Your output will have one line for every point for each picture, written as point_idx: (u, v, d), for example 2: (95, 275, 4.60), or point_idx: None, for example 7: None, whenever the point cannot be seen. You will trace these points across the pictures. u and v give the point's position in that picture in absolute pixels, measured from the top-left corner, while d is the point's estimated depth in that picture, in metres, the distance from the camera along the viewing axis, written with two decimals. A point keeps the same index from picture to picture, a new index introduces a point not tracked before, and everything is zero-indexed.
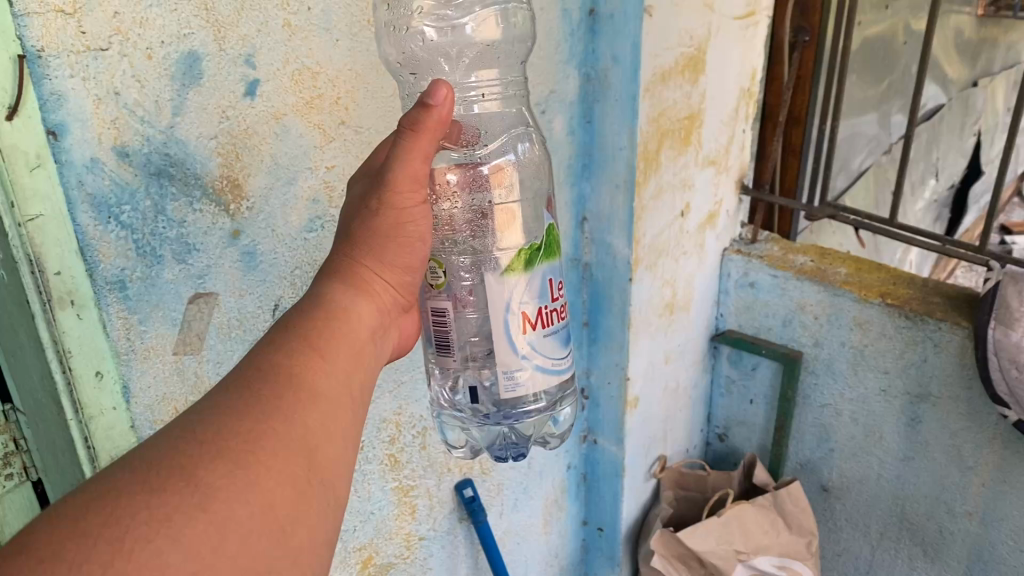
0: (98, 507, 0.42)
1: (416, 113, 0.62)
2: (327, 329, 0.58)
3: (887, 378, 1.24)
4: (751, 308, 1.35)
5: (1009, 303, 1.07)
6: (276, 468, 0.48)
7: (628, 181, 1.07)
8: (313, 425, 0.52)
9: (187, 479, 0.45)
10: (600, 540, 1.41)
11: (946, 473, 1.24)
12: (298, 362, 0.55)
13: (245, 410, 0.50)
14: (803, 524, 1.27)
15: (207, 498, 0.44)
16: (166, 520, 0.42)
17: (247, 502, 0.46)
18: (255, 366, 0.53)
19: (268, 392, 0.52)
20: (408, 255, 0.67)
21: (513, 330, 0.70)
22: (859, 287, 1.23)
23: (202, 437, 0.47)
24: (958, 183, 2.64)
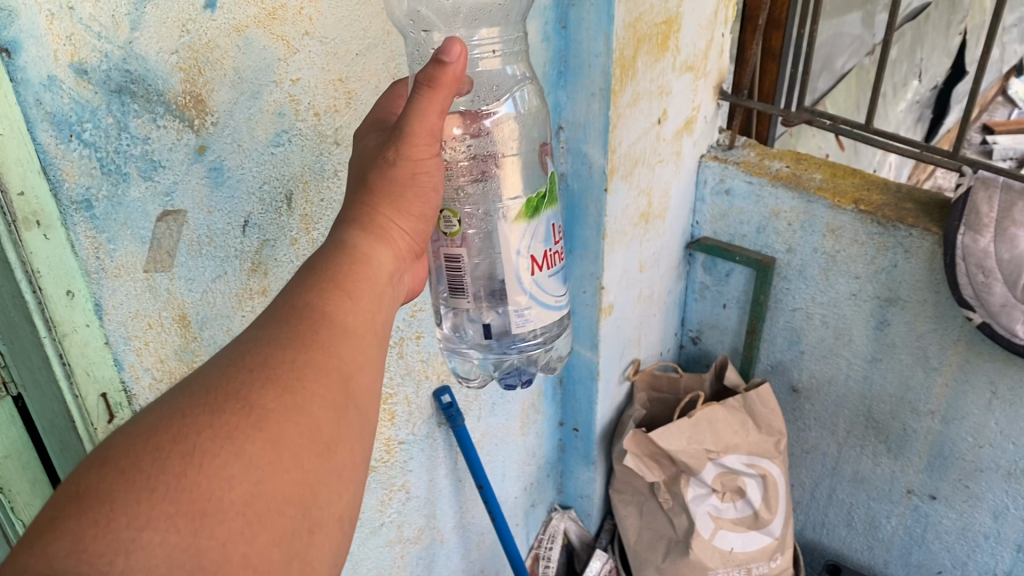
0: (167, 428, 0.47)
1: (430, 69, 0.65)
2: (352, 273, 0.63)
3: (858, 283, 1.26)
4: (726, 215, 1.36)
5: (979, 209, 1.10)
6: (318, 394, 0.53)
7: (605, 89, 1.06)
8: (347, 358, 0.57)
9: (244, 403, 0.50)
10: (576, 439, 1.45)
11: (911, 373, 1.28)
12: (326, 305, 0.59)
13: (284, 345, 0.55)
14: (773, 424, 1.32)
15: (263, 418, 0.50)
16: (230, 438, 0.48)
17: (296, 422, 0.51)
18: (289, 306, 0.58)
19: (303, 328, 0.57)
20: (422, 205, 0.71)
21: (521, 274, 0.77)
22: (833, 192, 1.24)
23: (250, 368, 0.52)
24: (941, 83, 2.62)
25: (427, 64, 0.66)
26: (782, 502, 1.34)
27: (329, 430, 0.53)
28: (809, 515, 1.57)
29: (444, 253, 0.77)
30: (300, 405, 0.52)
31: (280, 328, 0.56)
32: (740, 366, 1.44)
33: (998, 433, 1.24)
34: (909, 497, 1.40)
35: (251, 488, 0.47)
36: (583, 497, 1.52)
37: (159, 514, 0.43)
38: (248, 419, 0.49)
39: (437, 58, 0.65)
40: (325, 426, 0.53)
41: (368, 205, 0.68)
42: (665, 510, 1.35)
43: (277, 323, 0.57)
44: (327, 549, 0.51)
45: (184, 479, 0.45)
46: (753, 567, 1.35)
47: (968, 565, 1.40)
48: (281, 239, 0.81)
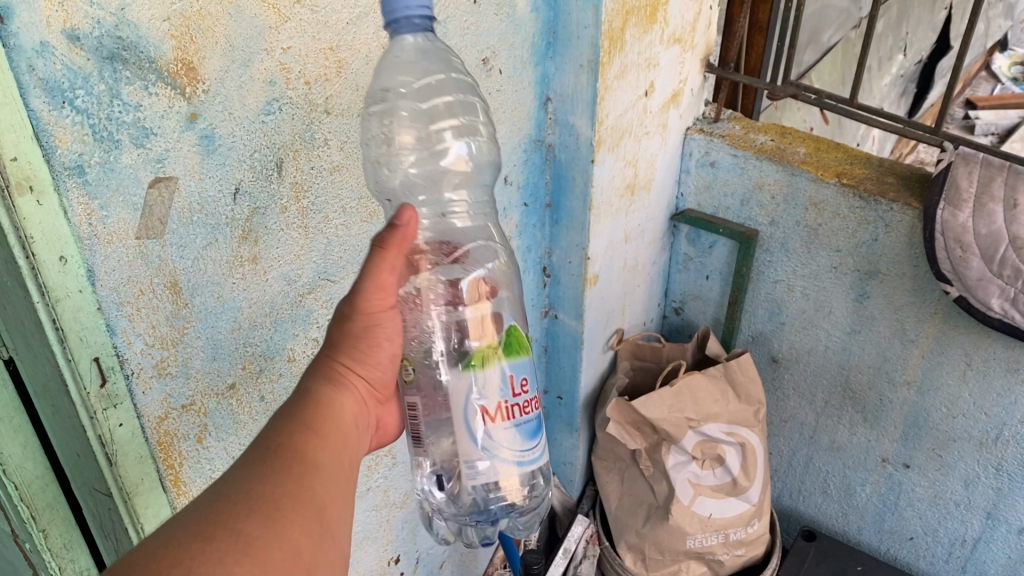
0: (163, 556, 0.52)
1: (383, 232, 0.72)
2: (321, 413, 0.68)
3: (839, 256, 1.29)
4: (711, 187, 1.37)
5: (959, 184, 1.13)
6: (298, 523, 0.58)
7: (593, 62, 1.06)
8: (324, 491, 0.62)
9: (231, 532, 0.55)
10: (560, 408, 1.47)
11: (888, 345, 1.31)
12: (303, 441, 0.64)
13: (268, 477, 0.60)
14: (751, 393, 1.35)
15: (248, 545, 0.55)
16: (216, 567, 0.52)
17: (279, 548, 0.56)
18: (269, 443, 0.63)
19: (283, 463, 0.61)
20: (376, 355, 0.75)
21: (474, 424, 0.75)
22: (816, 166, 1.25)
23: (236, 499, 0.57)
24: (926, 58, 2.64)
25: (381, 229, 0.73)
26: (759, 470, 1.37)
27: (307, 557, 0.58)
28: (786, 483, 1.60)
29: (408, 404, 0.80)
30: (284, 533, 0.57)
31: (264, 462, 0.61)
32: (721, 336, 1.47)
33: (971, 404, 1.27)
34: (884, 465, 1.43)
35: None
36: (566, 464, 1.54)
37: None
38: (235, 547, 0.54)
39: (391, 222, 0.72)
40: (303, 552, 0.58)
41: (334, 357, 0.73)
42: (645, 477, 1.38)
43: (259, 457, 0.62)
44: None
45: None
46: (730, 533, 1.38)
47: (939, 532, 1.44)
48: (271, 207, 0.81)
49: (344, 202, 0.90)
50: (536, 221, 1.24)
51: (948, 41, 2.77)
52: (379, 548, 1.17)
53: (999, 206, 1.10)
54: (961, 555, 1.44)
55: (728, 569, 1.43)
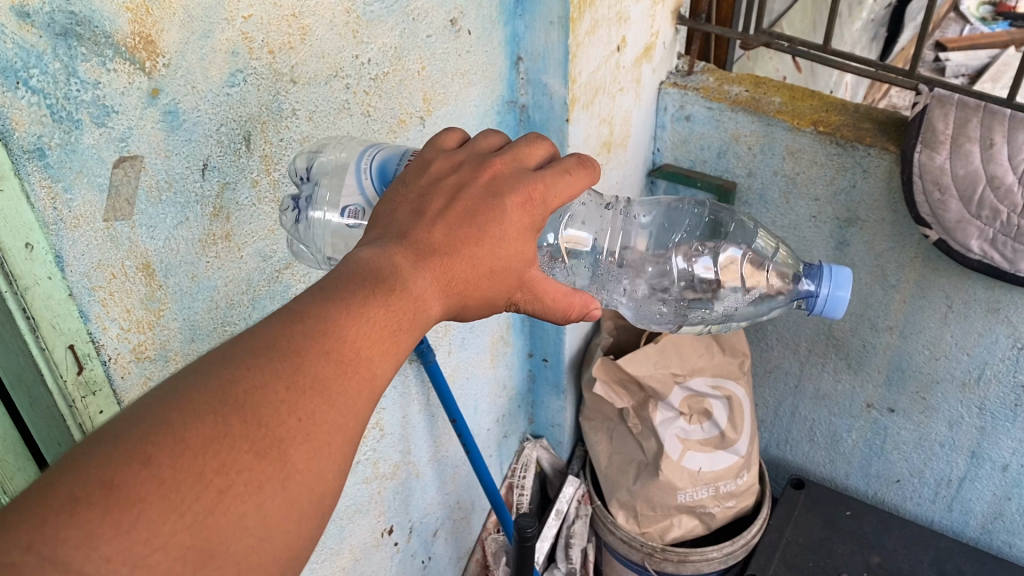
0: (211, 439, 0.42)
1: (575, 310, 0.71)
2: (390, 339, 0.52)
3: (817, 205, 1.29)
4: (687, 142, 1.37)
5: (935, 125, 1.15)
6: (346, 457, 0.48)
7: (562, 19, 1.04)
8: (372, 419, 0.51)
9: (284, 450, 0.44)
10: (545, 369, 1.44)
11: (870, 291, 1.32)
12: (378, 352, 0.51)
13: (345, 391, 0.48)
14: (736, 346, 1.37)
15: (291, 479, 0.44)
16: (246, 496, 0.43)
17: (319, 485, 0.46)
18: (358, 339, 0.50)
19: (359, 378, 0.49)
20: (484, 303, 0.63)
21: None
22: (792, 115, 1.25)
23: (308, 402, 0.46)
24: (895, 2, 2.63)
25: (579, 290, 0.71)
26: (747, 422, 1.38)
27: (335, 494, 0.48)
28: (773, 433, 1.60)
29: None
30: (330, 465, 0.47)
31: (344, 362, 0.49)
32: None
33: (952, 345, 1.28)
34: (869, 410, 1.44)
35: (251, 547, 0.43)
36: (555, 425, 1.52)
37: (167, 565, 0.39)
38: (280, 476, 0.44)
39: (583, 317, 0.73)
40: (332, 493, 0.47)
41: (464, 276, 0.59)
42: (634, 434, 1.38)
43: (349, 358, 0.49)
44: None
45: (209, 517, 0.41)
46: (721, 485, 1.38)
47: (925, 474, 1.45)
48: (241, 181, 0.79)
49: None
50: None
51: None
52: (372, 520, 1.15)
53: (976, 146, 1.13)
54: (947, 494, 1.45)
55: (719, 522, 1.43)
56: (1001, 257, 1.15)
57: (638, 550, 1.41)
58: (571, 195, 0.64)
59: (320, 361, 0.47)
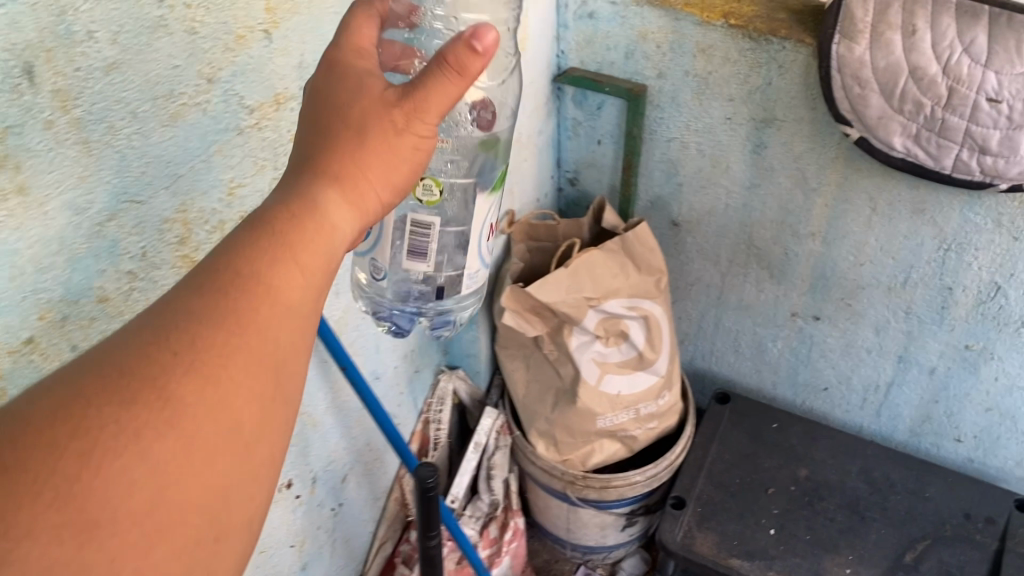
0: (65, 407, 0.35)
1: (458, 55, 0.47)
2: (284, 240, 0.44)
3: (732, 106, 1.19)
4: (592, 42, 1.25)
5: (854, 15, 1.04)
6: (251, 380, 0.40)
7: None
8: (285, 336, 0.42)
9: (160, 391, 0.37)
10: (455, 299, 1.34)
11: (790, 196, 1.23)
12: (261, 263, 0.42)
13: (225, 311, 0.40)
14: (652, 263, 1.29)
15: (180, 416, 0.37)
16: (123, 451, 0.35)
17: (219, 418, 0.38)
18: (226, 259, 0.42)
19: (242, 293, 0.41)
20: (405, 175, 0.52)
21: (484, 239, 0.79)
22: (701, 8, 1.14)
23: (172, 339, 0.38)
24: None
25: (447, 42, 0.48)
26: (665, 341, 1.32)
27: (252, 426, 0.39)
28: (698, 345, 1.54)
29: (413, 220, 0.75)
30: (225, 394, 0.39)
31: (211, 282, 0.41)
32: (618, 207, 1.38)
33: (877, 249, 1.21)
34: (794, 320, 1.38)
35: (151, 504, 0.35)
36: (470, 355, 1.44)
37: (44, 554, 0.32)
38: (160, 415, 0.36)
39: (468, 44, 0.47)
40: (247, 424, 0.39)
41: (347, 147, 0.49)
42: (550, 360, 1.30)
43: (220, 280, 0.41)
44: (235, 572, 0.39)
45: (76, 487, 0.33)
46: (641, 407, 1.32)
47: (852, 380, 1.40)
48: (29, 123, 0.65)
49: (131, 106, 0.73)
50: None
51: None
52: None
53: (898, 35, 1.03)
54: (874, 400, 1.40)
55: (642, 443, 1.37)
56: (925, 155, 1.07)
57: (559, 479, 1.35)
58: (363, 33, 0.57)
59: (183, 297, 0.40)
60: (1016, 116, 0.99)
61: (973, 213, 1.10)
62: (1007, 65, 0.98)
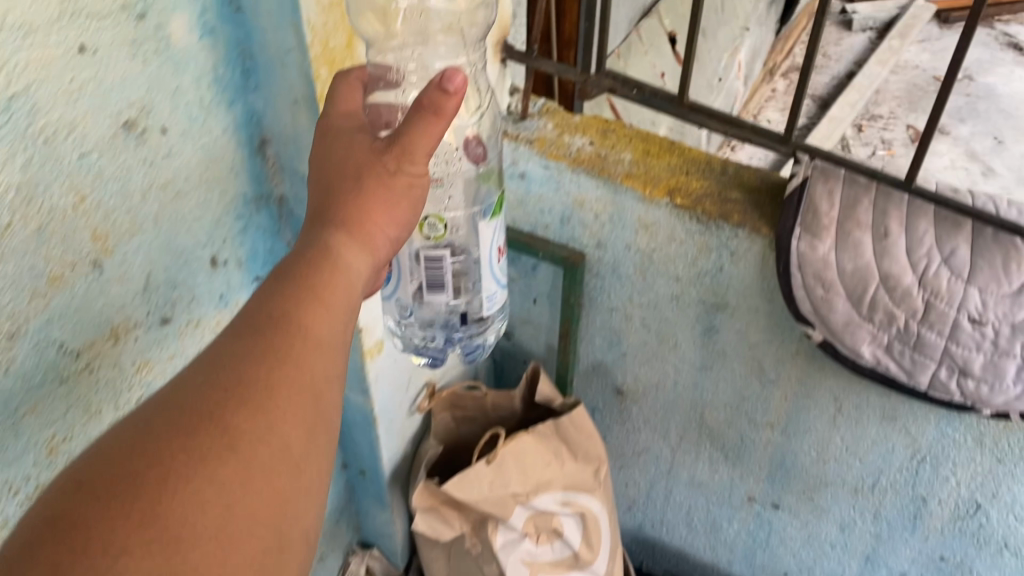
0: (156, 434, 0.49)
1: (433, 97, 0.61)
2: (312, 288, 0.60)
3: (679, 285, 1.04)
4: (524, 203, 1.09)
5: (818, 207, 0.90)
6: (292, 413, 0.53)
7: (309, 96, 0.75)
8: (317, 376, 0.56)
9: (219, 424, 0.50)
10: (365, 482, 1.18)
11: (745, 383, 1.08)
12: (299, 311, 0.58)
13: (269, 350, 0.55)
14: (590, 450, 1.12)
15: (236, 444, 0.50)
16: (208, 459, 0.48)
17: (269, 443, 0.51)
18: (269, 298, 0.59)
19: (282, 336, 0.56)
20: (410, 208, 0.68)
21: (492, 260, 0.87)
22: (643, 181, 0.99)
23: (228, 384, 0.52)
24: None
25: (426, 88, 0.62)
26: (605, 538, 1.16)
27: (299, 449, 0.52)
28: (647, 513, 1.38)
29: (426, 255, 0.85)
30: (271, 425, 0.51)
31: (260, 326, 0.57)
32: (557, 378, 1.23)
33: (842, 449, 1.06)
34: (750, 503, 1.23)
35: (222, 513, 0.47)
36: (385, 535, 1.27)
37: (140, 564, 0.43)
38: (222, 442, 0.49)
39: (440, 87, 0.61)
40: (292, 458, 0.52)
41: (354, 198, 0.65)
42: (473, 556, 1.14)
43: (267, 321, 0.57)
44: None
45: (156, 509, 0.45)
46: None
47: (815, 569, 1.25)
48: None
49: None
50: None
51: None
52: None
53: (867, 235, 0.88)
54: None
55: None
56: (897, 367, 0.92)
57: None
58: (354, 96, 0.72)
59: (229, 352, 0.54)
60: (1002, 341, 0.86)
61: (951, 428, 0.96)
62: (992, 283, 0.85)
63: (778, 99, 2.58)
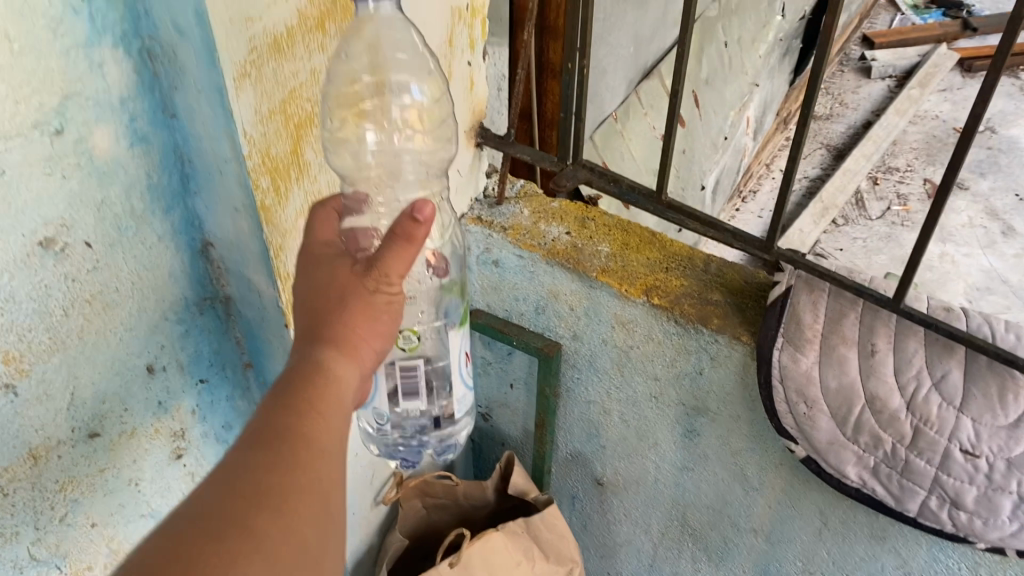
0: (176, 549, 0.45)
1: (404, 225, 0.55)
2: (321, 389, 0.55)
3: (658, 385, 0.99)
4: (499, 289, 1.05)
5: (801, 319, 0.84)
6: (310, 519, 0.49)
7: (250, 205, 0.71)
8: (332, 470, 0.52)
9: (240, 537, 0.46)
10: None
11: (727, 487, 1.02)
12: (308, 411, 0.54)
13: (283, 452, 0.51)
14: (563, 552, 1.07)
15: (259, 553, 0.46)
16: (235, 563, 0.45)
17: (290, 551, 0.47)
18: (274, 399, 0.54)
19: (295, 438, 0.52)
20: (393, 321, 0.61)
21: (463, 367, 0.81)
22: (620, 277, 0.93)
23: (247, 491, 0.48)
24: (799, 26, 2.41)
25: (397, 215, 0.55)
26: None
27: (313, 554, 0.49)
28: None
29: (399, 366, 0.75)
30: (291, 531, 0.48)
31: (271, 428, 0.52)
32: (533, 469, 1.17)
33: (830, 563, 1.00)
34: None
35: None
36: None
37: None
38: (245, 554, 0.46)
39: (411, 216, 0.54)
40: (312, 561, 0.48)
41: (345, 310, 0.59)
42: None
43: (276, 422, 0.52)
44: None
45: None
46: None
47: None
48: None
49: None
50: (214, 396, 0.86)
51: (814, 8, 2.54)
52: None
53: (853, 351, 0.83)
54: None
55: None
56: (885, 491, 0.85)
57: None
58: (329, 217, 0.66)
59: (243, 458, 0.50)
60: (997, 476, 0.78)
61: (945, 554, 0.89)
62: (986, 413, 0.78)
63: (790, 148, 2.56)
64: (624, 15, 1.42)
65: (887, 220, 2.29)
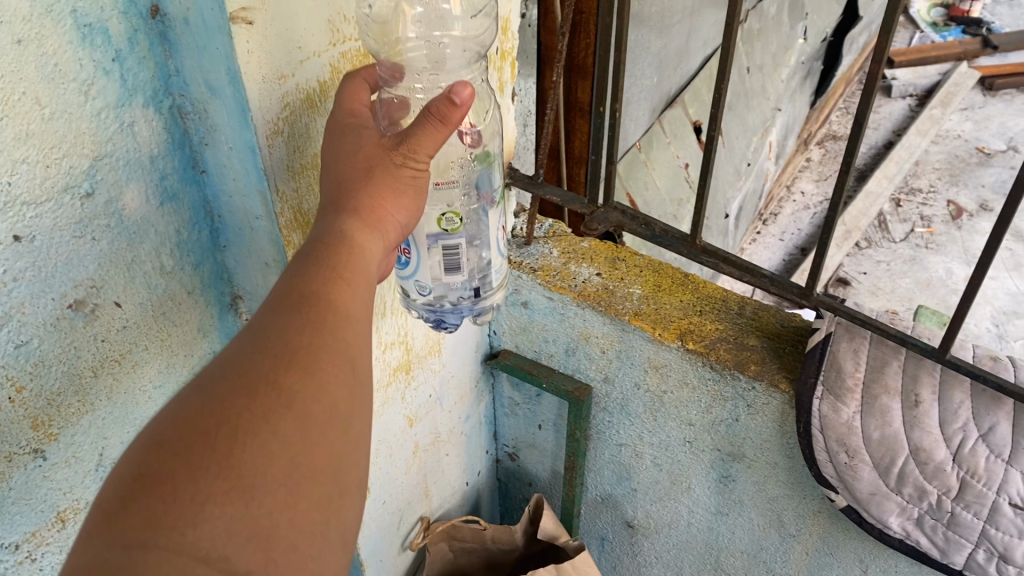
0: (207, 400, 0.44)
1: (441, 107, 0.56)
2: (343, 261, 0.55)
3: (692, 429, 0.97)
4: (528, 330, 1.03)
5: (842, 367, 0.82)
6: (337, 375, 0.48)
7: (281, 260, 0.71)
8: (357, 335, 0.52)
9: (269, 386, 0.45)
10: None
11: (763, 533, 1.00)
12: (330, 282, 0.53)
13: (307, 320, 0.50)
14: None
15: (290, 402, 0.45)
16: (267, 412, 0.44)
17: (321, 403, 0.46)
18: (298, 274, 0.53)
19: (319, 307, 0.51)
20: (416, 197, 0.61)
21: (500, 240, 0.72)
22: (654, 321, 0.92)
23: (271, 349, 0.48)
24: (819, 49, 2.41)
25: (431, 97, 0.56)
26: None
27: (343, 410, 0.48)
28: None
29: (443, 245, 0.66)
30: (322, 386, 0.47)
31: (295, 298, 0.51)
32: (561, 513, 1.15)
33: None
34: None
35: (288, 469, 0.43)
36: None
37: (222, 511, 0.41)
38: (278, 404, 0.45)
39: (449, 98, 0.55)
40: (343, 418, 0.48)
41: (368, 187, 0.59)
42: None
43: (300, 294, 0.52)
44: (352, 523, 0.47)
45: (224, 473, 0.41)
46: None
47: None
48: None
49: None
50: None
51: (833, 32, 2.53)
52: None
53: (896, 401, 0.80)
54: None
55: None
56: (930, 543, 0.82)
57: None
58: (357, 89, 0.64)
59: (266, 325, 0.49)
60: None
61: None
62: None
63: (811, 169, 2.55)
64: (649, 46, 1.41)
65: (911, 242, 2.27)
